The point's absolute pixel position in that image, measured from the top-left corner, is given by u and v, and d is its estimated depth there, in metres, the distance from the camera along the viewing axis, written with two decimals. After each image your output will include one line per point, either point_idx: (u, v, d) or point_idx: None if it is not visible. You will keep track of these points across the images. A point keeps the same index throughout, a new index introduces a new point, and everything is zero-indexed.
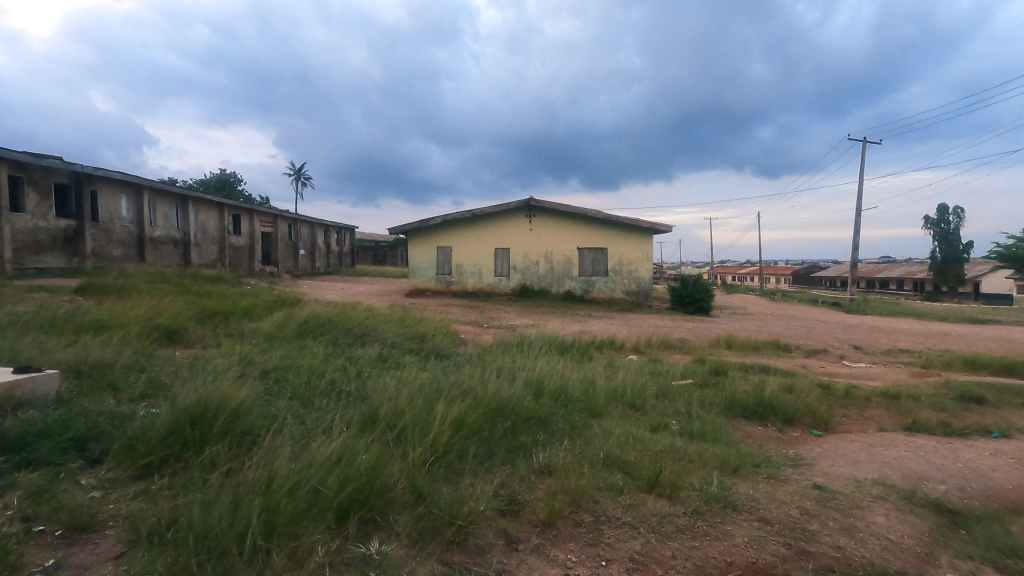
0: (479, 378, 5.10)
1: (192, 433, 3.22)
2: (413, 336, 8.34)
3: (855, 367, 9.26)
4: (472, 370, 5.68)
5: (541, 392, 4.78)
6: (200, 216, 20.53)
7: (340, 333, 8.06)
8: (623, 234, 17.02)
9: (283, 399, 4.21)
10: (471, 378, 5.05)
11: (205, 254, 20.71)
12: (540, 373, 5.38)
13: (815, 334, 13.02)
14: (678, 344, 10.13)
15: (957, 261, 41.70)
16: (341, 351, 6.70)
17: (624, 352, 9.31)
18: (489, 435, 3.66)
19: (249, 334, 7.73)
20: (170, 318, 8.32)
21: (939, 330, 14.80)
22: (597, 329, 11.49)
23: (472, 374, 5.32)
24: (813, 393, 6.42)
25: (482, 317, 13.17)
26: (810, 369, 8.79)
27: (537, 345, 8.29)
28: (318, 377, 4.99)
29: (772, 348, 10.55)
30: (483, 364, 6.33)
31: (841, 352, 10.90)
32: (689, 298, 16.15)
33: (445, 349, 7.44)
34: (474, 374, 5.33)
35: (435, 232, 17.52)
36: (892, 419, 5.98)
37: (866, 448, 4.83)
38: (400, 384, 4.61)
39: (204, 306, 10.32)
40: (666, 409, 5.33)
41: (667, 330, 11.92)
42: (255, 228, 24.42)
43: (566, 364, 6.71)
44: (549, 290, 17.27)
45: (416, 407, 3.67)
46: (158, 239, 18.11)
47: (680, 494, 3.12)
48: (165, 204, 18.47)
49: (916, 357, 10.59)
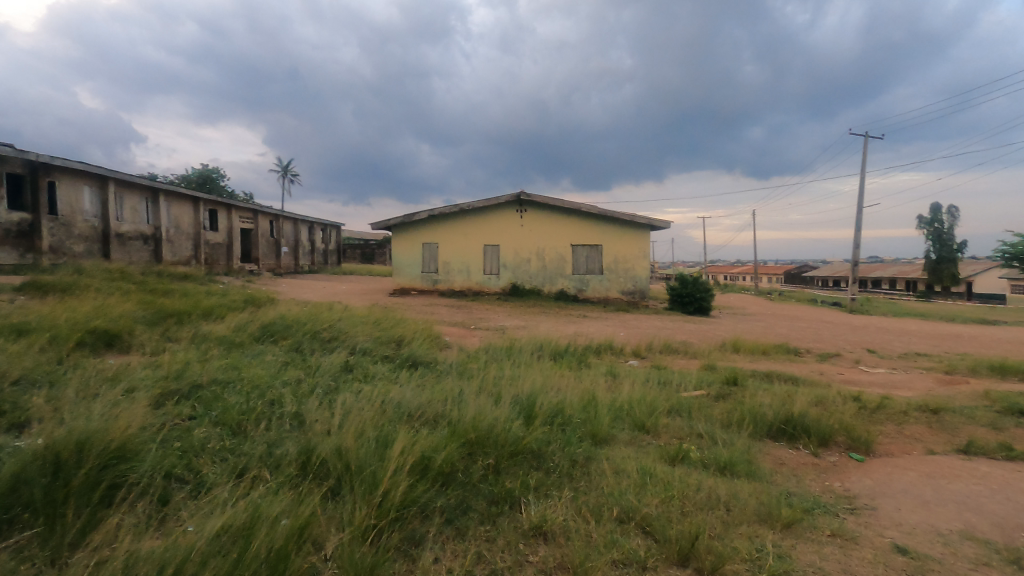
0: (457, 395, 4.23)
1: (49, 486, 2.31)
2: (389, 340, 7.42)
3: (875, 374, 8.49)
4: (450, 384, 4.82)
5: (533, 411, 3.92)
6: (173, 212, 19.45)
7: (305, 337, 7.12)
8: (619, 230, 16.20)
9: (206, 429, 3.32)
10: (448, 395, 4.18)
11: (179, 251, 19.65)
12: (530, 387, 4.53)
13: (823, 336, 12.27)
14: (682, 348, 9.29)
15: (951, 260, 41.32)
16: (301, 360, 5.77)
17: (624, 357, 8.45)
18: (464, 479, 2.79)
19: (199, 339, 6.79)
20: (113, 320, 7.36)
21: (950, 331, 14.11)
22: (593, 332, 10.64)
23: (449, 390, 4.44)
24: (845, 407, 5.59)
25: (469, 318, 12.27)
26: (828, 376, 7.99)
27: (529, 352, 7.41)
28: (262, 395, 4.10)
29: (783, 352, 9.75)
30: (466, 376, 5.46)
31: (856, 355, 10.12)
32: (688, 298, 15.36)
33: (425, 355, 6.54)
34: (452, 389, 4.45)
35: (421, 227, 16.57)
36: (939, 440, 5.15)
37: (926, 480, 3.99)
38: (358, 407, 3.73)
39: (160, 306, 9.34)
40: (683, 431, 4.47)
41: (668, 333, 11.09)
42: (234, 225, 23.33)
43: (561, 375, 5.83)
44: (541, 290, 16.41)
45: (370, 445, 2.79)
46: (126, 235, 17.03)
47: (726, 570, 2.26)
48: (133, 197, 17.37)
49: (937, 361, 9.84)
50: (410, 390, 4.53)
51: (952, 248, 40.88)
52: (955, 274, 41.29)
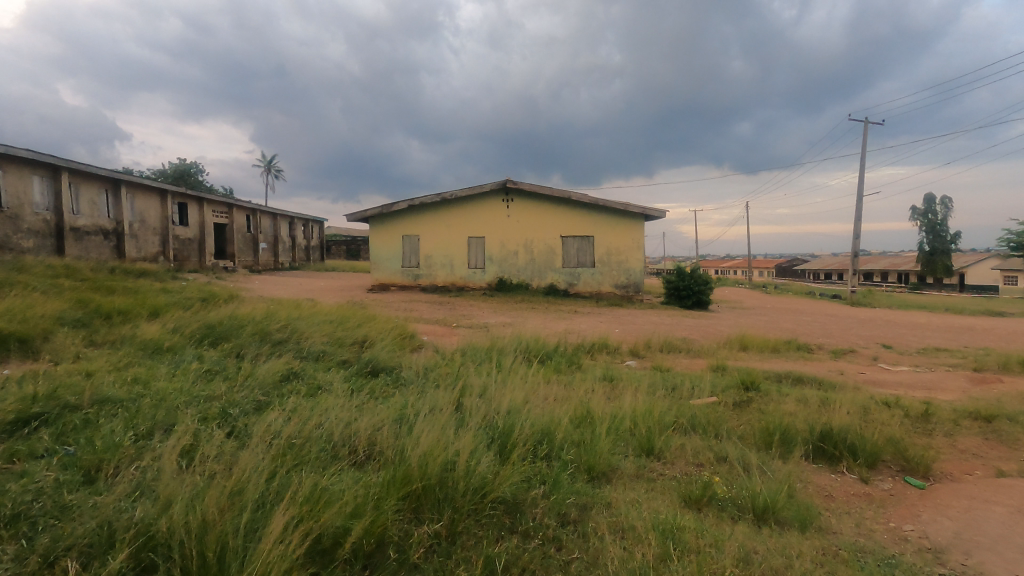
0: (408, 417, 3.30)
1: None
2: (351, 342, 6.42)
3: (897, 372, 7.64)
4: (404, 401, 3.87)
5: (509, 436, 2.98)
6: (138, 205, 18.23)
7: (250, 339, 6.11)
8: (611, 220, 15.28)
9: (41, 475, 2.34)
10: (397, 419, 3.24)
11: (145, 247, 18.48)
12: (505, 403, 3.60)
13: (831, 330, 11.41)
14: (683, 347, 8.38)
15: (945, 252, 40.78)
16: (232, 368, 4.78)
17: (621, 357, 7.53)
18: (397, 562, 1.86)
19: (123, 343, 5.75)
20: (26, 321, 6.28)
21: (961, 323, 13.34)
22: (585, 329, 9.73)
23: (400, 410, 3.50)
24: (887, 415, 4.69)
25: (451, 314, 11.33)
26: (849, 376, 7.10)
27: (512, 353, 6.45)
28: (150, 417, 3.11)
29: (793, 349, 8.87)
30: (428, 387, 4.51)
31: (871, 351, 9.27)
32: (685, 291, 14.47)
33: (387, 359, 5.57)
34: (405, 410, 3.51)
35: (400, 218, 15.51)
36: (1004, 456, 4.25)
37: (1020, 516, 3.08)
38: (269, 440, 2.76)
39: (96, 305, 8.24)
40: (700, 455, 3.55)
41: (666, 328, 10.20)
42: (207, 219, 22.12)
43: (547, 384, 4.89)
44: (529, 284, 15.46)
45: (248, 515, 1.84)
46: (83, 230, 15.87)
47: None
48: (91, 189, 16.16)
49: (959, 357, 9.00)
50: (353, 409, 3.57)
51: (945, 239, 40.39)
52: (948, 265, 40.78)
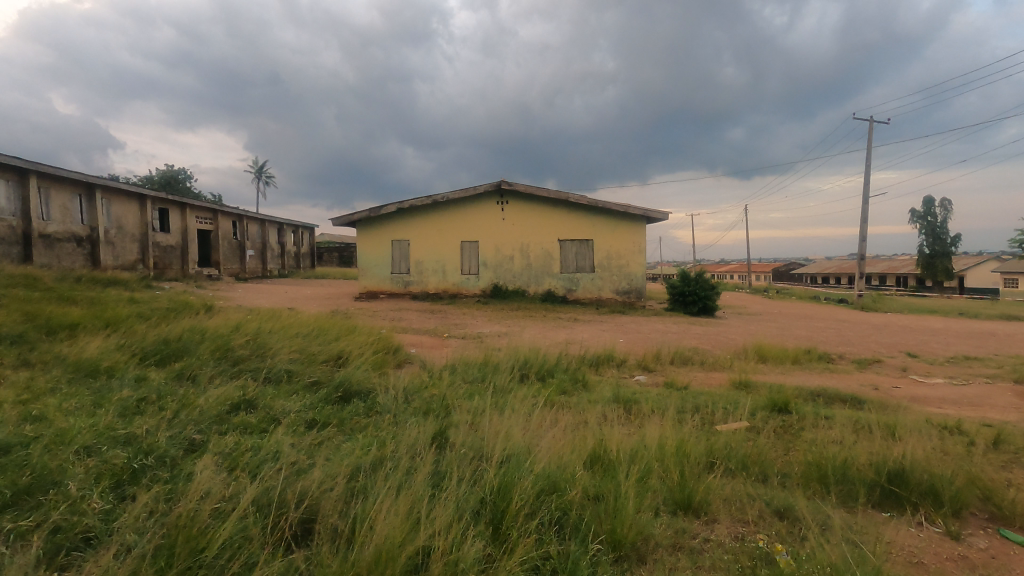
0: (369, 474, 2.57)
1: None
2: (325, 360, 5.63)
3: (935, 386, 6.89)
4: (371, 446, 3.13)
5: (502, 495, 2.26)
6: (115, 210, 17.38)
7: (207, 357, 5.32)
8: (611, 222, 14.55)
9: None
10: (355, 478, 2.51)
11: (123, 254, 17.63)
12: (496, 449, 2.87)
13: (849, 337, 10.68)
14: (697, 358, 7.63)
15: (945, 255, 40.27)
16: (172, 395, 3.98)
17: (629, 372, 6.78)
18: None
19: (54, 363, 4.94)
20: None
21: (982, 329, 12.62)
22: (587, 339, 8.97)
23: (362, 463, 2.76)
24: (958, 443, 3.92)
25: (442, 324, 10.56)
26: (885, 391, 6.35)
27: (508, 371, 5.68)
28: (22, 475, 2.34)
29: (815, 360, 8.13)
30: (404, 422, 3.76)
31: (898, 361, 8.53)
32: (691, 297, 13.72)
33: (362, 380, 4.80)
34: (367, 463, 2.78)
35: (389, 222, 14.74)
36: None
37: None
38: (170, 516, 2.02)
39: (47, 316, 7.42)
40: (748, 506, 2.80)
41: (674, 338, 9.45)
42: (190, 225, 21.28)
43: (551, 415, 4.12)
44: (526, 290, 14.71)
45: None
46: (54, 237, 15.03)
47: None
48: (63, 194, 15.33)
49: (994, 366, 8.27)
50: (303, 460, 2.83)
51: (946, 242, 39.89)
52: (949, 268, 40.26)
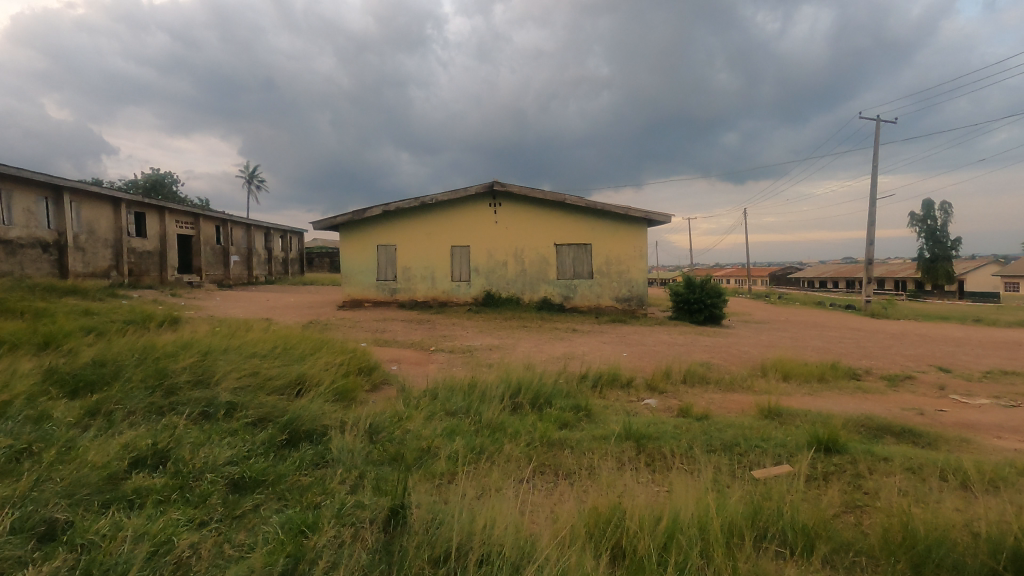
0: None
1: None
2: (281, 389, 4.74)
3: (985, 409, 6.04)
4: (304, 532, 2.29)
5: None
6: (85, 214, 16.40)
7: (137, 384, 4.44)
8: (610, 226, 13.72)
9: None
10: None
11: (94, 261, 16.68)
12: (472, 551, 2.06)
13: (870, 349, 9.85)
14: (712, 377, 6.77)
15: (946, 258, 39.65)
16: (63, 444, 3.10)
17: (637, 394, 5.94)
18: None
19: None
20: None
21: (1006, 338, 11.80)
22: (588, 353, 8.13)
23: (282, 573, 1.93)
24: None
25: (429, 336, 9.70)
26: (933, 417, 5.51)
27: (496, 399, 4.81)
28: None
29: (841, 376, 7.31)
30: (358, 486, 2.92)
31: (931, 378, 7.70)
32: (696, 305, 12.90)
33: (317, 415, 3.93)
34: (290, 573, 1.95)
35: (374, 226, 13.86)
36: None
37: None
38: None
39: None
40: None
41: (682, 351, 8.59)
42: (169, 230, 20.30)
43: (545, 479, 3.27)
44: (520, 298, 13.87)
45: None
46: (16, 243, 14.09)
47: None
48: (27, 197, 14.39)
49: None
50: (195, 572, 1.99)
51: (946, 246, 39.28)
52: (949, 273, 39.67)
